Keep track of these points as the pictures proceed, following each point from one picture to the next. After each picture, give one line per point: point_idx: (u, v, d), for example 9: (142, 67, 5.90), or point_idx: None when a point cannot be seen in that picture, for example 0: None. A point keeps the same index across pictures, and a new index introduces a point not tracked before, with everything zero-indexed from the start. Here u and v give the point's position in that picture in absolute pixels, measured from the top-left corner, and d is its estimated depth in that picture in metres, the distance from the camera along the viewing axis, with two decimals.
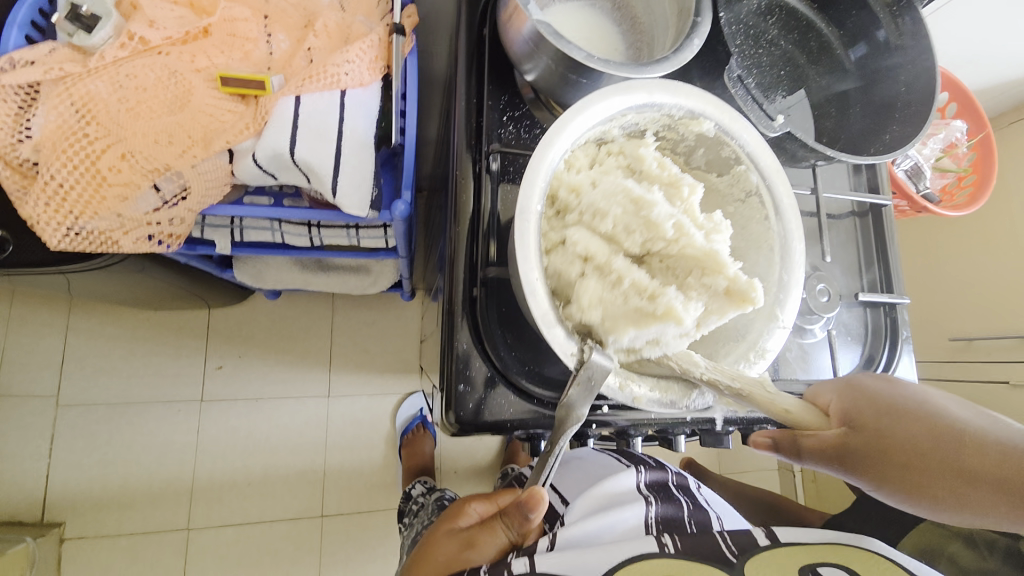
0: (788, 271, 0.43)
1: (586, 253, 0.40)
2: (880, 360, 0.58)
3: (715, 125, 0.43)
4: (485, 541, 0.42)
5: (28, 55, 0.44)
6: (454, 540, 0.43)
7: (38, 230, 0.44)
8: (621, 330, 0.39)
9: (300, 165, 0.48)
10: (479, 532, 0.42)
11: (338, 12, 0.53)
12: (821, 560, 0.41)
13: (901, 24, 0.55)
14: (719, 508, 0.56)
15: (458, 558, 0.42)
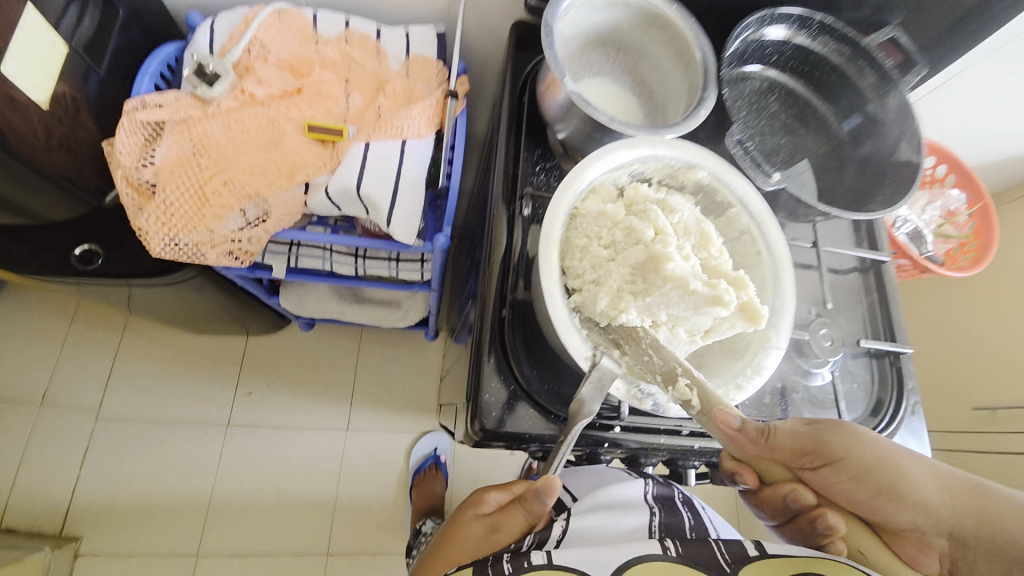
0: (780, 297, 0.47)
1: (659, 225, 0.46)
2: (888, 405, 0.60)
3: (709, 174, 0.50)
4: (508, 525, 0.44)
5: (160, 101, 0.55)
6: (478, 526, 0.45)
7: (146, 239, 0.53)
8: (679, 277, 0.43)
9: (363, 199, 0.57)
10: (500, 514, 0.45)
11: (405, 79, 0.64)
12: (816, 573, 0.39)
13: (888, 101, 0.61)
14: (714, 521, 0.53)
15: (485, 542, 0.44)
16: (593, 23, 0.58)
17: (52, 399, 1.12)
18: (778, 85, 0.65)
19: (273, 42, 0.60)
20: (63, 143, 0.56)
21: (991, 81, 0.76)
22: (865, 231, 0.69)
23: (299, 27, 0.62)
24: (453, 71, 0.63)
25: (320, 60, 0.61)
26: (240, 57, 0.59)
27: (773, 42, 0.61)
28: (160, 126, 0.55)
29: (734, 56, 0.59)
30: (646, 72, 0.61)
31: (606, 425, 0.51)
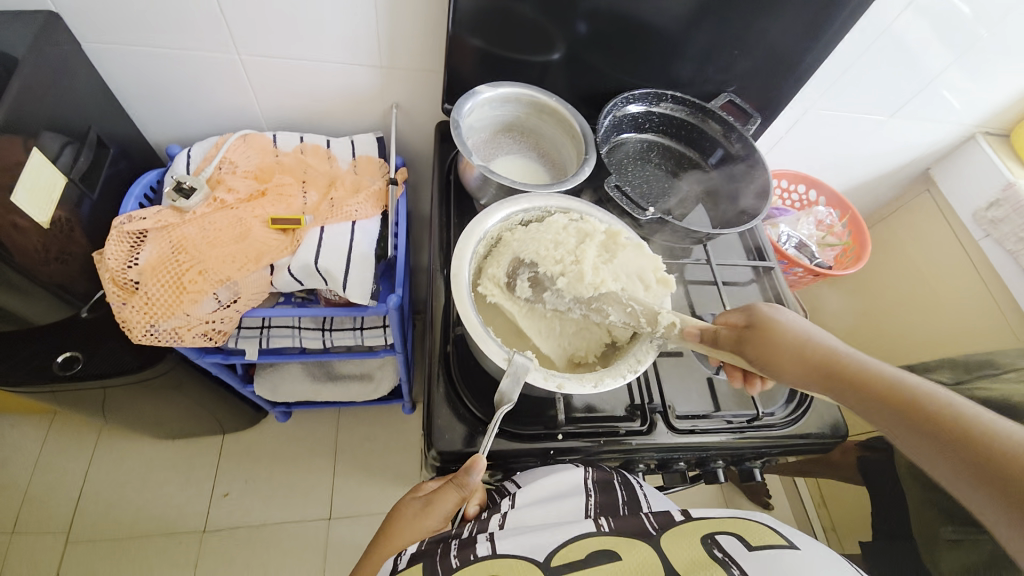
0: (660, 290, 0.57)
1: (586, 229, 0.59)
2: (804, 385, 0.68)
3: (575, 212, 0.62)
4: (439, 498, 0.51)
5: (144, 215, 0.66)
6: (417, 501, 0.52)
7: (129, 327, 0.61)
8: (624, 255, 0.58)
9: (321, 271, 0.68)
10: (435, 497, 0.51)
11: (353, 174, 0.78)
12: (719, 530, 0.47)
13: (733, 141, 0.77)
14: (652, 495, 0.57)
15: (418, 512, 0.51)
16: (495, 116, 0.74)
17: (18, 528, 1.09)
18: (651, 144, 0.81)
19: (240, 159, 0.74)
20: (58, 256, 0.65)
21: (823, 119, 0.96)
22: (753, 246, 0.83)
23: (261, 145, 0.76)
24: (391, 163, 0.78)
25: (280, 168, 0.75)
26: (212, 173, 0.72)
27: (638, 115, 0.78)
28: (143, 234, 0.65)
29: (608, 129, 0.75)
30: (545, 145, 0.77)
31: (550, 435, 0.57)
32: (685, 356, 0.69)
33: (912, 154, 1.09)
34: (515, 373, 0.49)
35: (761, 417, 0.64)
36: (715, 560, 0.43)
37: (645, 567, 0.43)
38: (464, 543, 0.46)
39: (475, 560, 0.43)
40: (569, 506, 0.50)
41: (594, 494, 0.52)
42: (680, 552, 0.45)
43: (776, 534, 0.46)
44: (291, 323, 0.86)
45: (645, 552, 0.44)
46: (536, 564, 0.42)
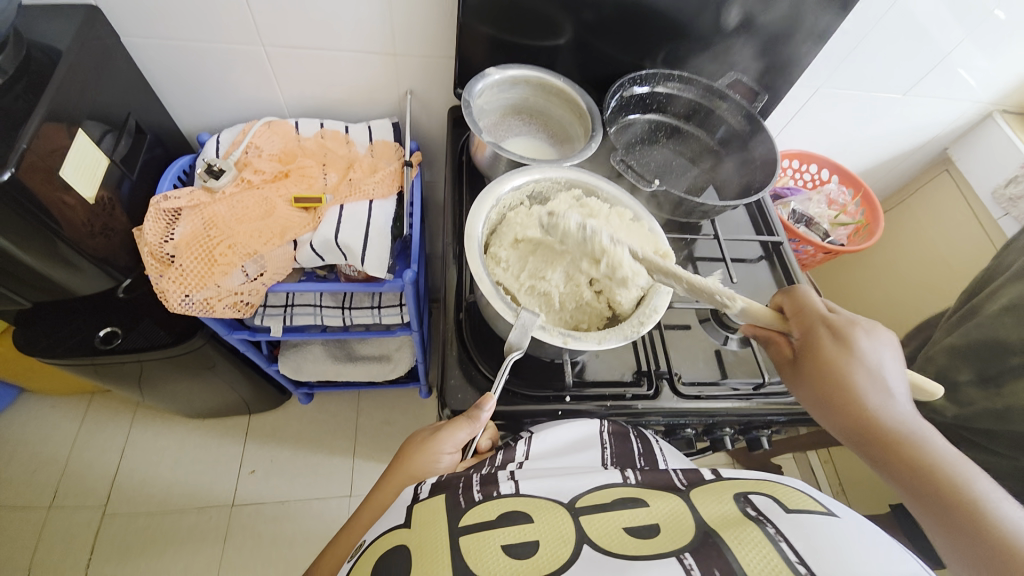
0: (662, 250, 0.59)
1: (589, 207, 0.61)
2: None
3: (580, 190, 0.64)
4: (449, 428, 0.54)
5: (178, 195, 0.71)
6: (431, 428, 0.57)
7: (166, 297, 0.66)
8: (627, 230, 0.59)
9: (341, 245, 0.72)
10: (447, 428, 0.54)
11: (370, 157, 0.81)
12: (754, 492, 0.40)
13: (739, 118, 0.78)
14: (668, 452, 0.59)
15: (430, 435, 0.55)
16: (505, 98, 0.77)
17: (62, 500, 1.16)
18: (659, 123, 0.82)
19: (265, 144, 0.78)
20: (102, 231, 0.71)
21: (833, 99, 0.96)
22: (762, 223, 0.83)
23: (285, 131, 0.81)
24: (406, 147, 0.81)
25: (302, 152, 0.79)
26: (240, 157, 0.76)
27: (643, 95, 0.79)
28: (178, 212, 0.70)
29: (614, 110, 0.77)
30: (553, 126, 0.79)
31: (558, 397, 0.60)
32: (692, 328, 0.70)
33: (927, 134, 1.08)
34: (523, 327, 0.51)
35: (767, 385, 0.64)
36: (747, 517, 0.36)
37: (674, 519, 0.38)
38: (486, 480, 0.44)
39: (497, 496, 0.41)
40: (590, 457, 0.52)
41: (613, 446, 0.54)
42: (711, 506, 0.39)
43: (816, 501, 0.39)
44: (313, 301, 0.90)
45: (673, 503, 0.40)
46: (561, 505, 0.40)
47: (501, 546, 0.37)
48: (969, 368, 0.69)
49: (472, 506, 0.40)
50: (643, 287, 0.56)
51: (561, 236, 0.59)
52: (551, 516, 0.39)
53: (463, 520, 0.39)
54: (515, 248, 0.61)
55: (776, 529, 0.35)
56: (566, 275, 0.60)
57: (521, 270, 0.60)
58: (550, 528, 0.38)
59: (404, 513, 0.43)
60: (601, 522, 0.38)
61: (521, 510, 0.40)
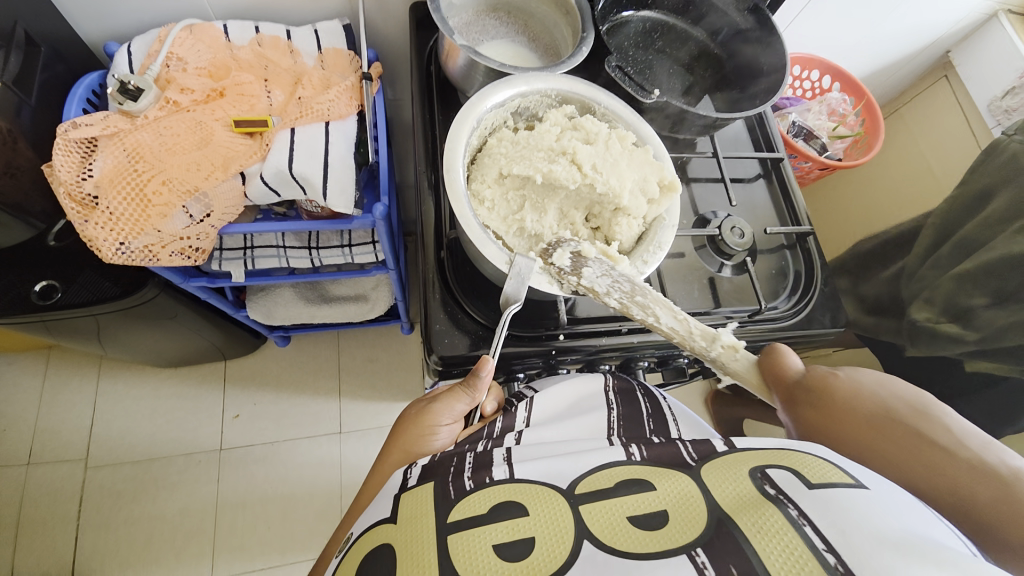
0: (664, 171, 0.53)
1: (585, 131, 0.53)
2: (812, 277, 0.66)
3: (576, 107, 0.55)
4: (444, 398, 0.54)
5: (90, 121, 0.59)
6: (425, 400, 0.56)
7: (98, 246, 0.57)
8: (627, 161, 0.52)
9: (297, 178, 0.62)
10: (444, 399, 0.53)
11: (321, 70, 0.69)
12: (772, 463, 0.36)
13: (746, 15, 0.68)
14: (676, 410, 0.57)
15: (425, 407, 0.55)
16: None
17: (39, 456, 1.12)
18: (656, 22, 0.71)
19: (190, 54, 0.65)
20: (5, 170, 0.60)
21: None
22: (761, 138, 0.77)
23: (212, 38, 0.67)
24: (364, 56, 0.69)
25: (237, 64, 0.66)
26: (160, 72, 0.63)
27: None
28: (93, 142, 0.59)
29: (605, 4, 0.66)
30: (535, 27, 0.68)
31: (550, 336, 0.56)
32: (687, 256, 0.65)
33: (935, 35, 0.99)
34: (518, 275, 0.47)
35: (764, 311, 0.62)
36: (766, 498, 0.33)
37: (682, 502, 0.35)
38: (479, 465, 0.42)
39: (491, 482, 0.39)
40: (591, 420, 0.50)
41: (620, 408, 0.52)
42: (724, 485, 0.36)
43: (837, 468, 0.35)
44: (276, 242, 0.82)
45: (682, 483, 0.37)
46: (559, 492, 0.37)
47: (493, 547, 0.34)
48: (985, 290, 0.73)
49: (463, 499, 0.38)
50: (645, 220, 0.52)
51: (552, 171, 0.50)
52: (549, 506, 0.36)
53: (450, 515, 0.37)
54: (500, 184, 0.53)
55: (799, 511, 0.31)
56: (560, 213, 0.54)
57: (510, 210, 0.53)
58: (549, 521, 0.35)
59: (391, 505, 0.41)
60: (602, 511, 0.35)
61: (515, 501, 0.37)
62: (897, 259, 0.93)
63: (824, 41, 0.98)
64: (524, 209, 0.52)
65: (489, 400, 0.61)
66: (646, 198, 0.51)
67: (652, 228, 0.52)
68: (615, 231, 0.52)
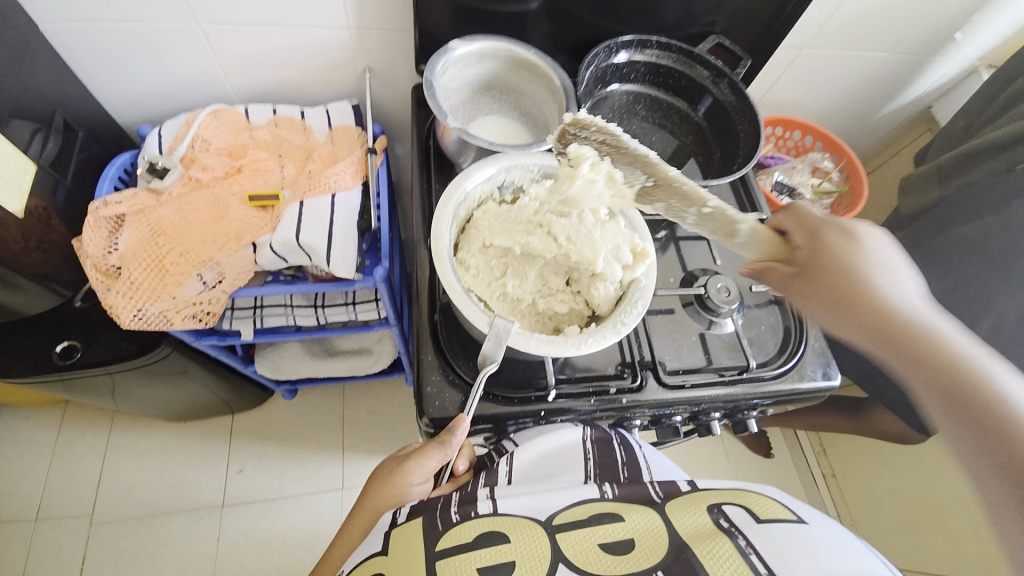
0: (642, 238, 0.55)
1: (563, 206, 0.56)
2: (806, 334, 0.66)
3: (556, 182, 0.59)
4: (416, 456, 0.53)
5: (119, 199, 0.65)
6: (398, 457, 0.56)
7: (116, 313, 0.62)
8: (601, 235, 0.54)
9: (303, 247, 0.67)
10: (417, 457, 0.53)
11: (330, 145, 0.75)
12: (727, 500, 0.42)
13: (722, 88, 0.73)
14: (651, 457, 0.59)
15: (398, 465, 0.54)
16: (472, 74, 0.71)
17: (45, 512, 1.13)
18: (639, 95, 0.77)
19: (212, 136, 0.72)
20: (39, 245, 0.66)
21: (818, 59, 0.91)
22: (746, 197, 0.80)
23: (233, 120, 0.74)
24: (369, 132, 0.76)
25: (254, 143, 0.73)
26: (185, 152, 0.70)
27: (622, 65, 0.74)
28: (120, 218, 0.65)
29: (590, 82, 0.71)
30: (526, 103, 0.74)
31: (540, 397, 0.57)
32: (676, 313, 0.67)
33: (913, 95, 1.04)
34: (497, 336, 0.49)
35: (752, 368, 0.62)
36: (719, 529, 0.38)
37: (649, 532, 0.39)
38: (465, 500, 0.44)
39: (477, 516, 0.41)
40: (571, 473, 0.52)
41: (595, 456, 0.54)
42: (685, 517, 0.41)
43: (783, 505, 0.42)
44: (284, 301, 0.86)
45: (648, 516, 0.41)
46: (539, 523, 0.40)
47: (477, 569, 0.36)
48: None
49: (450, 530, 0.40)
50: (621, 286, 0.55)
51: (528, 242, 0.55)
52: (526, 535, 0.39)
53: (439, 545, 0.39)
54: (484, 253, 0.57)
55: (747, 542, 0.37)
56: (540, 279, 0.57)
57: (493, 276, 0.56)
58: (527, 549, 0.38)
59: (382, 540, 0.42)
60: (577, 539, 0.39)
61: (498, 530, 0.39)
62: None
63: (804, 103, 1.03)
64: (506, 275, 0.56)
65: (461, 458, 0.60)
66: (621, 265, 0.54)
67: (628, 293, 0.54)
68: (593, 296, 0.55)
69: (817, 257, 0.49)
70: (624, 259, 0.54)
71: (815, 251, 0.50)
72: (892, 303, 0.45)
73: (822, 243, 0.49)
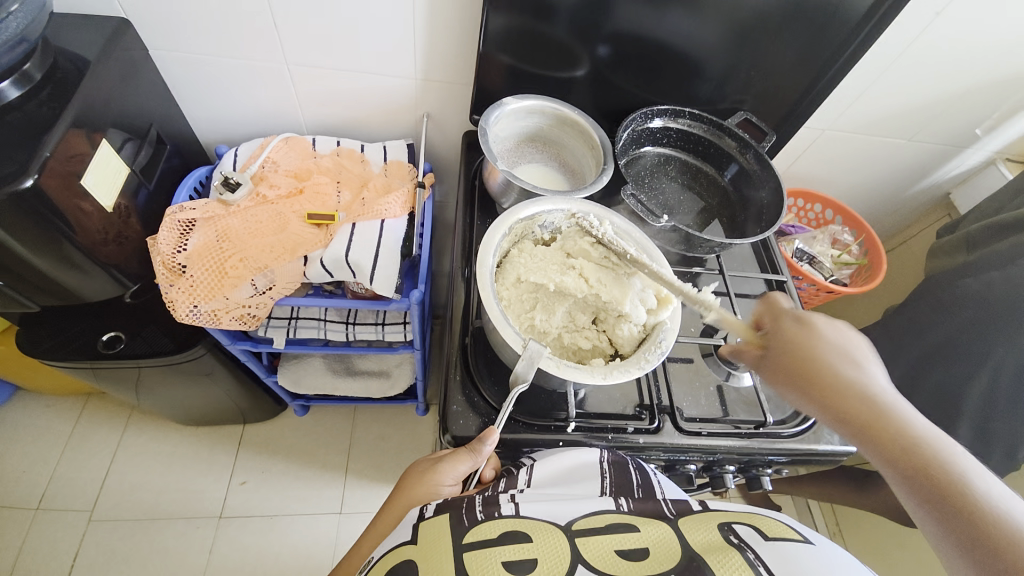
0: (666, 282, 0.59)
1: (608, 253, 0.60)
2: None
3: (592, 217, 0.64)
4: (449, 458, 0.54)
5: (193, 206, 0.72)
6: (429, 460, 0.57)
7: (174, 307, 0.67)
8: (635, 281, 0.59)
9: (350, 264, 0.72)
10: (449, 459, 0.54)
11: (384, 177, 0.83)
12: (737, 522, 0.43)
13: (748, 157, 0.79)
14: (668, 487, 0.57)
15: (430, 466, 0.56)
16: (520, 127, 0.79)
17: (49, 503, 1.14)
18: (670, 158, 0.84)
19: (281, 159, 0.80)
20: (116, 239, 0.72)
21: (840, 141, 0.98)
22: (766, 260, 0.84)
23: (301, 148, 0.82)
24: (420, 168, 0.83)
25: (317, 169, 0.80)
26: (256, 171, 0.78)
27: (657, 129, 0.81)
28: (191, 223, 0.71)
29: (627, 141, 0.78)
30: (566, 156, 0.81)
31: (559, 428, 0.59)
32: (695, 362, 0.69)
33: (931, 181, 1.09)
34: (529, 358, 0.52)
35: (769, 424, 0.63)
36: (729, 544, 0.40)
37: (662, 542, 0.41)
38: (488, 501, 0.45)
39: (500, 516, 0.42)
40: (588, 487, 0.51)
41: (611, 476, 0.53)
42: (697, 533, 0.42)
43: (792, 529, 0.42)
44: (318, 316, 0.91)
45: (662, 529, 0.42)
46: (557, 526, 0.41)
47: (502, 562, 0.37)
48: None
49: (475, 526, 0.41)
50: (643, 329, 0.58)
51: (564, 281, 0.58)
52: (547, 536, 0.40)
53: (465, 536, 0.40)
54: (517, 287, 0.60)
55: (756, 556, 0.38)
56: (567, 314, 0.61)
57: (522, 308, 0.60)
58: (547, 546, 0.39)
59: (410, 530, 0.44)
60: (594, 544, 0.40)
61: (519, 529, 0.41)
62: (908, 381, 0.94)
63: (826, 180, 1.09)
64: (534, 309, 0.59)
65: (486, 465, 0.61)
66: (646, 309, 0.58)
67: (651, 334, 0.57)
68: (617, 335, 0.59)
69: (787, 347, 0.48)
70: (648, 305, 0.58)
71: (785, 343, 0.48)
72: (870, 397, 0.44)
73: (789, 334, 0.48)
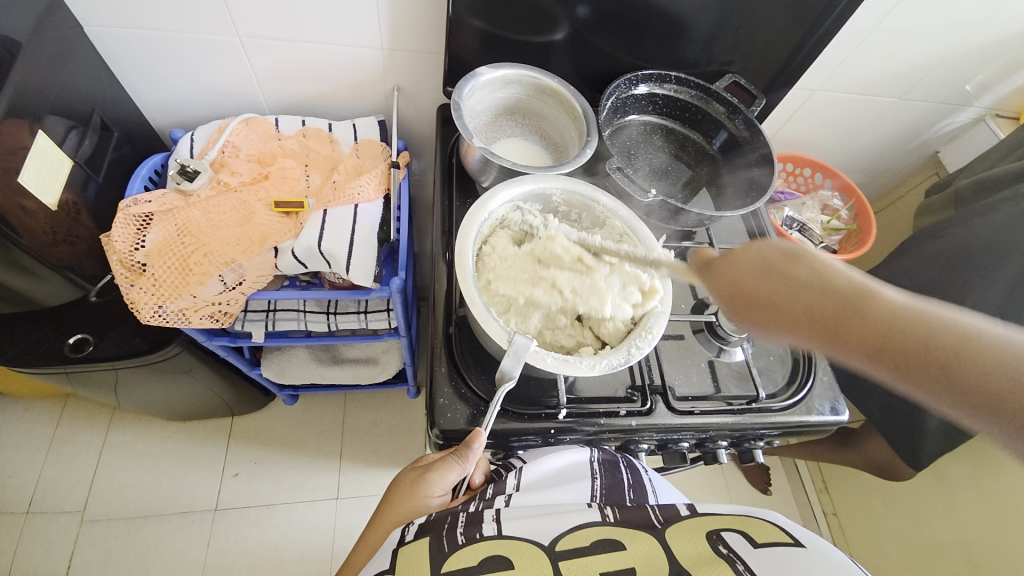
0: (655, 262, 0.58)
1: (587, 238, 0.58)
2: (814, 366, 0.67)
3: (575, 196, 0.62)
4: (437, 466, 0.53)
5: (149, 198, 0.67)
6: (415, 470, 0.56)
7: (137, 308, 0.63)
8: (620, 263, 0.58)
9: (324, 253, 0.68)
10: (438, 469, 0.53)
11: (355, 158, 0.78)
12: (726, 527, 0.43)
13: (737, 123, 0.76)
14: (657, 483, 0.60)
15: (417, 476, 0.54)
16: (496, 99, 0.74)
17: (37, 507, 1.12)
18: (656, 126, 0.80)
19: (243, 143, 0.75)
20: (67, 238, 0.67)
21: (832, 101, 0.94)
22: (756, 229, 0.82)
23: (264, 129, 0.77)
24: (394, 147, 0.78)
25: (282, 152, 0.75)
26: (216, 156, 0.73)
27: (642, 96, 0.77)
28: (149, 216, 0.66)
29: (611, 110, 0.74)
30: (546, 128, 0.76)
31: (550, 415, 0.57)
32: (686, 339, 0.68)
33: (922, 139, 1.07)
34: (516, 352, 0.50)
35: (761, 399, 0.63)
36: (719, 556, 0.39)
37: (650, 560, 0.39)
38: (471, 521, 0.44)
39: (480, 538, 0.42)
40: (578, 493, 0.51)
41: (602, 478, 0.54)
42: (685, 544, 0.41)
43: (782, 531, 0.43)
44: (296, 307, 0.87)
45: (650, 544, 0.41)
46: (542, 549, 0.40)
47: None
48: None
49: (457, 551, 0.41)
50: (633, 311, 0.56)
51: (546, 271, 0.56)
52: (530, 562, 0.39)
53: (447, 564, 0.39)
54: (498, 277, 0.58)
55: (746, 566, 0.38)
56: None
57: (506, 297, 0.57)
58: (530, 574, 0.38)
59: (389, 558, 0.43)
60: (580, 567, 0.39)
61: (503, 555, 0.40)
62: None
63: (816, 142, 1.06)
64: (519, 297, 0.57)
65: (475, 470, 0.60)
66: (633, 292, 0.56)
67: (641, 318, 0.56)
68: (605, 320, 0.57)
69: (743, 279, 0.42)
70: (636, 286, 0.55)
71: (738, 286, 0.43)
72: (841, 295, 0.39)
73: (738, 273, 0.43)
